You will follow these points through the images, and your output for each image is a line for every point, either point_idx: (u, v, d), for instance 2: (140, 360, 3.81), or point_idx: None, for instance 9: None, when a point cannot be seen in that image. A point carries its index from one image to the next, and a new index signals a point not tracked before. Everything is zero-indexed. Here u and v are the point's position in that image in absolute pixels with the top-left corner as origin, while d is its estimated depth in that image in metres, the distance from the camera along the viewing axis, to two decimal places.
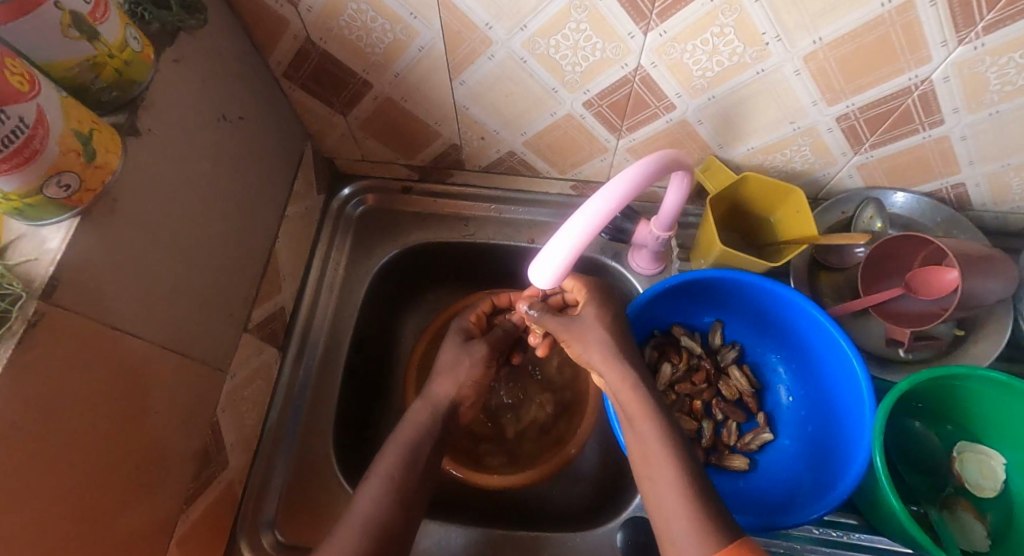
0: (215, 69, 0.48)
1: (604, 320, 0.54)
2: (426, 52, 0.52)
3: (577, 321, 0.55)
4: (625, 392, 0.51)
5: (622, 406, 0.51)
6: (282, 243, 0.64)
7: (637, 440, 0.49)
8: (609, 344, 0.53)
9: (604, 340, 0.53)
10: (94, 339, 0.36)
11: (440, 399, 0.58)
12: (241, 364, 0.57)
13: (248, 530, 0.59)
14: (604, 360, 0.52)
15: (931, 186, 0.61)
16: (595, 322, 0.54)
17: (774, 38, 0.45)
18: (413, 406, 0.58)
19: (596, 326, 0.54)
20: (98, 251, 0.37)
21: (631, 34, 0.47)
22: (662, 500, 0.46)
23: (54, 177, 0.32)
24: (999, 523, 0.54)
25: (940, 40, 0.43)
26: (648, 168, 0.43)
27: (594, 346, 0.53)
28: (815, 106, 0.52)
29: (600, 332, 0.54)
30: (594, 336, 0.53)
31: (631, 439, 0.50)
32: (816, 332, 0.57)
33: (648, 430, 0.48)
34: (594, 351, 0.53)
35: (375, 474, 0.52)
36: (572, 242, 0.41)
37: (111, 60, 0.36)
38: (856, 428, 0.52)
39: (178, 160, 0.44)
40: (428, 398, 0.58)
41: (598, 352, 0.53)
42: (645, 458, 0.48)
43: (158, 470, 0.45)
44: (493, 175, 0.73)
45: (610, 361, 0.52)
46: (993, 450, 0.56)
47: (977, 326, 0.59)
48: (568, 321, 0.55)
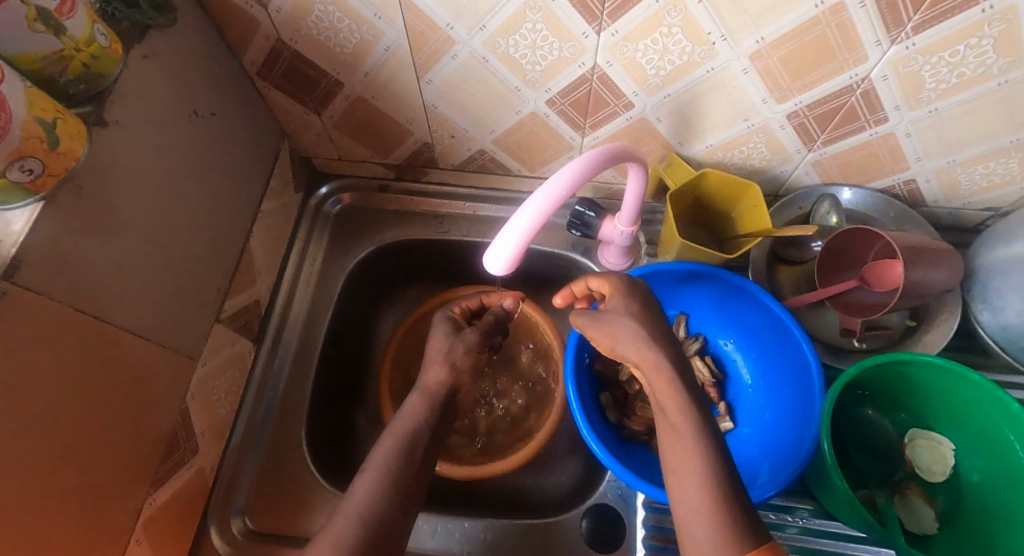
0: (187, 66, 0.50)
1: (633, 312, 0.54)
2: (393, 51, 0.54)
3: (605, 316, 0.54)
4: (659, 382, 0.49)
5: (654, 398, 0.49)
6: (256, 238, 0.65)
7: (667, 434, 0.47)
8: (641, 334, 0.52)
9: (634, 330, 0.52)
10: (58, 319, 0.38)
11: (434, 386, 0.59)
12: (212, 353, 0.58)
13: (219, 517, 0.60)
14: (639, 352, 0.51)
15: (884, 183, 0.64)
16: (624, 315, 0.54)
17: (719, 37, 0.47)
18: (412, 399, 0.58)
19: (624, 318, 0.53)
20: (64, 236, 0.38)
21: (585, 33, 0.49)
22: (683, 491, 0.43)
23: (17, 161, 0.33)
24: (948, 505, 0.56)
25: (875, 40, 0.45)
26: (598, 158, 0.45)
27: (626, 338, 0.52)
28: (765, 103, 0.54)
29: (628, 322, 0.53)
30: (623, 329, 0.52)
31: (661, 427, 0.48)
32: (772, 322, 0.59)
33: (677, 422, 0.46)
34: (625, 344, 0.52)
35: (371, 466, 0.50)
36: (524, 224, 0.43)
37: (77, 53, 0.38)
38: (808, 413, 0.54)
39: (147, 152, 0.46)
40: (423, 389, 0.59)
41: (629, 345, 0.52)
42: (669, 449, 0.45)
43: (125, 452, 0.46)
44: (466, 174, 0.75)
45: (641, 350, 0.51)
46: (942, 436, 0.58)
47: (929, 316, 0.61)
48: (595, 317, 0.54)
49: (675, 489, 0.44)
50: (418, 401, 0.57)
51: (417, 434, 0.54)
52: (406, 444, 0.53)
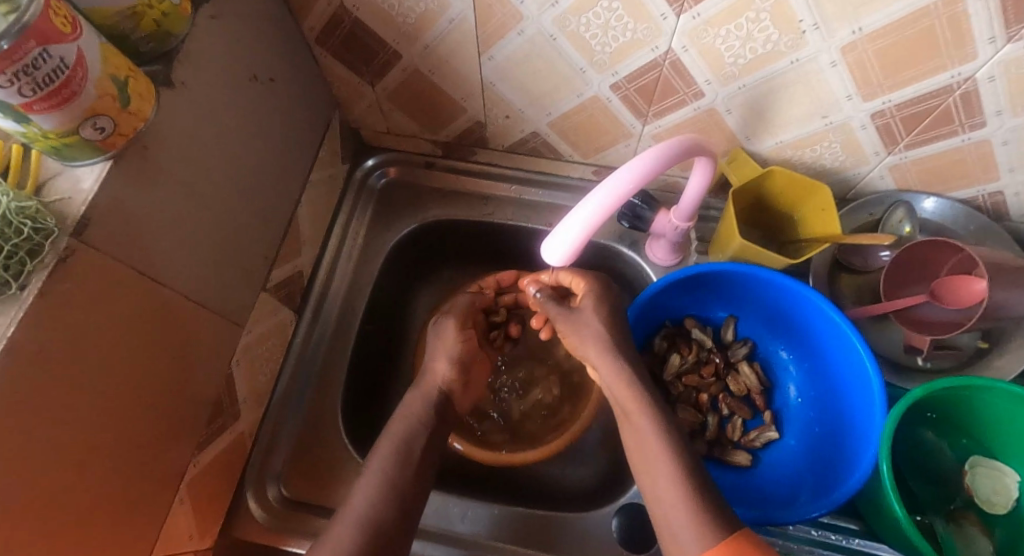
0: (250, 29, 0.49)
1: (600, 312, 0.53)
2: (456, 25, 0.53)
3: (572, 313, 0.54)
4: (618, 386, 0.50)
5: (618, 402, 0.50)
6: (304, 208, 0.65)
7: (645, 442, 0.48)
8: (605, 335, 0.52)
9: (596, 333, 0.52)
10: (120, 279, 0.38)
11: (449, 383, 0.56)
12: (257, 321, 0.58)
13: (255, 481, 0.61)
14: (601, 353, 0.51)
15: (967, 193, 0.59)
16: (592, 314, 0.53)
17: (811, 25, 0.44)
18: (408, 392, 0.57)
19: (590, 319, 0.53)
20: (129, 197, 0.38)
21: (664, 15, 0.46)
22: (662, 496, 0.45)
23: (90, 119, 0.33)
24: (1008, 539, 0.53)
25: (988, 36, 0.41)
26: (669, 150, 0.43)
27: (590, 338, 0.52)
28: (849, 100, 0.51)
29: (595, 324, 0.53)
30: (589, 330, 0.52)
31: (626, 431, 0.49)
32: (831, 333, 0.56)
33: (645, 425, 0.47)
34: (590, 345, 0.52)
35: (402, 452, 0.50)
36: (590, 215, 0.41)
37: (149, 10, 0.37)
38: (865, 431, 0.51)
39: (209, 116, 0.45)
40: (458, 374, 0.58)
41: (593, 346, 0.52)
42: (640, 453, 0.47)
43: (174, 414, 0.47)
44: (515, 155, 0.73)
45: (605, 352, 0.51)
46: (1008, 468, 0.54)
47: (1003, 339, 0.57)
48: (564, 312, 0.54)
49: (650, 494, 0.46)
50: (417, 401, 0.55)
51: (412, 439, 0.52)
52: (403, 447, 0.52)
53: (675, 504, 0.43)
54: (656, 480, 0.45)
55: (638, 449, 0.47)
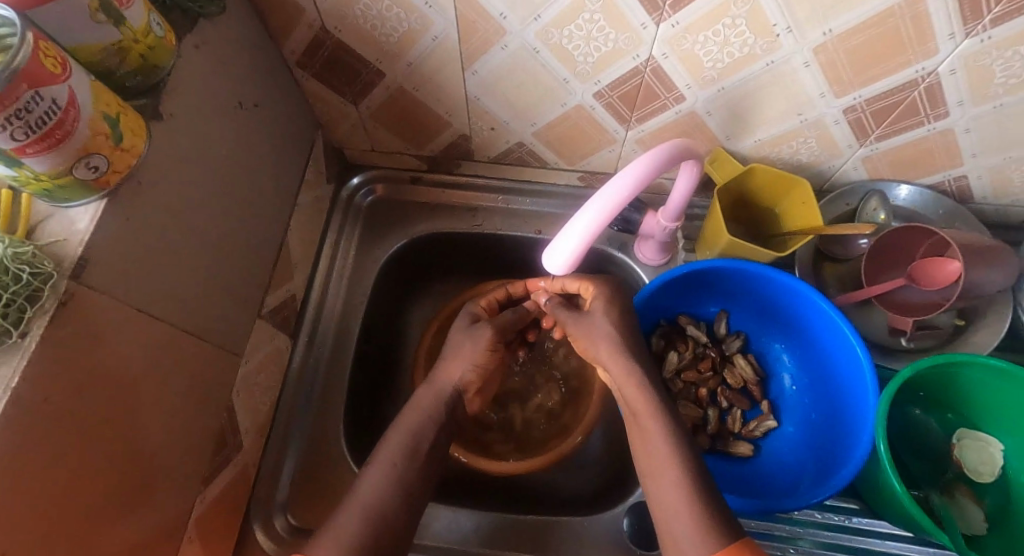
0: (232, 56, 0.49)
1: (610, 315, 0.55)
2: (440, 42, 0.53)
3: (583, 316, 0.56)
4: (629, 388, 0.51)
5: (626, 402, 0.51)
6: (293, 231, 0.64)
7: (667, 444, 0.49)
8: (613, 336, 0.54)
9: (608, 334, 0.54)
10: (120, 318, 0.37)
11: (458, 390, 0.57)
12: (254, 349, 0.57)
13: (261, 512, 0.60)
14: (611, 354, 0.53)
15: (934, 179, 0.62)
16: (602, 316, 0.56)
17: (785, 29, 0.46)
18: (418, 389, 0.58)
19: (600, 321, 0.55)
20: (124, 234, 0.37)
21: (644, 25, 0.47)
22: (667, 495, 0.45)
23: (83, 158, 0.32)
24: (997, 507, 0.56)
25: (948, 33, 0.44)
26: (660, 156, 0.44)
27: (600, 339, 0.54)
28: (823, 98, 0.53)
29: (604, 326, 0.54)
30: (599, 330, 0.54)
31: (633, 430, 0.50)
32: (821, 322, 0.58)
33: (655, 427, 0.48)
34: (600, 346, 0.54)
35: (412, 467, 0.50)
36: (588, 223, 0.42)
37: (136, 44, 0.36)
38: (860, 414, 0.54)
39: (197, 146, 0.45)
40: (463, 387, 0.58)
41: (604, 347, 0.54)
42: (648, 454, 0.47)
43: (177, 451, 0.46)
44: (501, 166, 0.74)
45: (615, 352, 0.53)
46: (992, 437, 0.57)
47: (978, 316, 0.60)
48: (575, 315, 0.57)
49: (654, 496, 0.46)
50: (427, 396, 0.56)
51: (422, 432, 0.53)
52: (412, 445, 0.52)
53: (688, 501, 0.44)
54: (668, 478, 0.45)
55: (646, 448, 0.48)
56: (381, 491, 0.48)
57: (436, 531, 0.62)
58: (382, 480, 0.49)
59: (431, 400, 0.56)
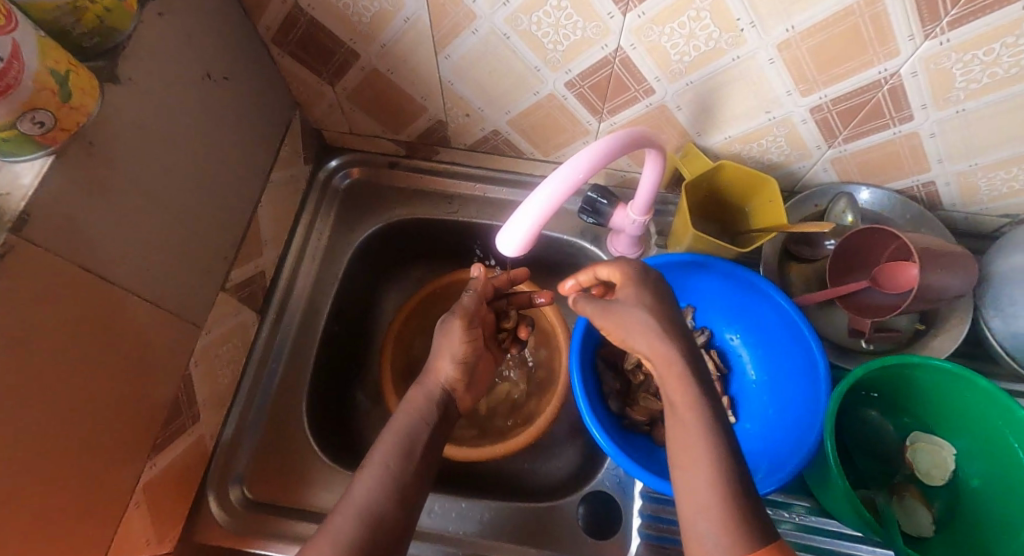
0: (202, 26, 0.49)
1: (644, 299, 0.48)
2: (412, 23, 0.53)
3: (615, 306, 0.48)
4: (670, 382, 0.43)
5: (666, 398, 0.44)
6: (264, 208, 0.65)
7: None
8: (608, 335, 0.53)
9: (647, 322, 0.46)
10: (65, 276, 0.37)
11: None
12: (217, 322, 0.58)
13: (218, 485, 0.60)
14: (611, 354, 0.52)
15: (903, 184, 0.63)
16: (636, 303, 0.48)
17: (748, 24, 0.46)
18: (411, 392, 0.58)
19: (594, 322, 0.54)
20: (73, 194, 0.38)
21: (611, 14, 0.48)
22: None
23: (29, 113, 0.33)
24: (945, 511, 0.57)
25: (908, 34, 0.44)
26: (617, 142, 0.44)
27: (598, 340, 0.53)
28: (789, 96, 0.53)
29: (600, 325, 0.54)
30: (635, 319, 0.46)
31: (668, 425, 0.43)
32: (779, 318, 0.59)
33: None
34: (599, 347, 0.53)
35: None
36: (541, 205, 0.42)
37: (91, 5, 0.37)
38: (811, 411, 0.54)
39: (159, 114, 0.45)
40: None
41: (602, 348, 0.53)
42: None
43: (127, 416, 0.46)
44: (478, 154, 0.74)
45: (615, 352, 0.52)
46: (944, 441, 0.58)
47: (938, 321, 0.61)
48: (603, 305, 0.48)
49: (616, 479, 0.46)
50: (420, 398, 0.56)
51: (415, 432, 0.53)
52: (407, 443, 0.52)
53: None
54: None
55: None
56: None
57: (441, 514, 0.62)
58: None
59: (423, 399, 0.56)
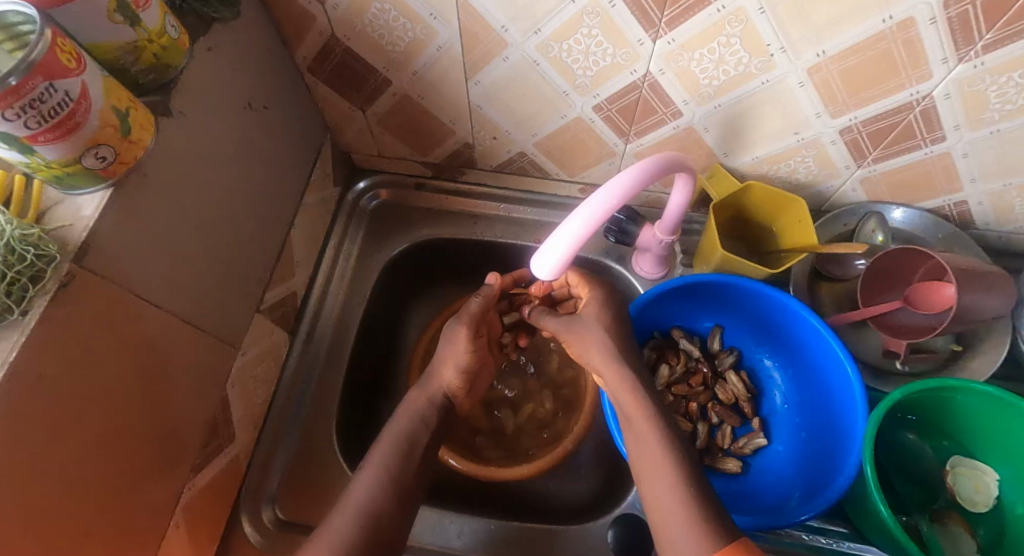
0: (245, 58, 0.51)
1: (603, 320, 0.55)
2: (444, 51, 0.55)
3: (576, 322, 0.56)
4: (625, 394, 0.51)
5: (621, 408, 0.51)
6: (297, 230, 0.66)
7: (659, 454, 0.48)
8: (608, 343, 0.53)
9: (601, 339, 0.54)
10: (118, 303, 0.39)
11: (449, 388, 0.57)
12: (252, 343, 0.59)
13: (250, 504, 0.61)
14: (603, 361, 0.53)
15: (934, 203, 0.62)
16: (596, 322, 0.55)
17: (778, 49, 0.47)
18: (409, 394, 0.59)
19: (595, 326, 0.55)
20: (128, 223, 0.39)
21: (641, 40, 0.49)
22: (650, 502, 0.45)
23: (92, 148, 0.34)
24: (990, 538, 0.55)
25: (941, 57, 0.44)
26: (650, 167, 0.45)
27: (593, 346, 0.54)
28: (819, 117, 0.53)
29: (601, 331, 0.54)
30: (593, 335, 0.54)
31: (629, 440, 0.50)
32: (812, 340, 0.58)
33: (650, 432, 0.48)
34: (592, 353, 0.54)
35: (396, 463, 0.51)
36: (576, 230, 0.43)
37: (149, 44, 0.39)
38: (849, 433, 0.53)
39: (205, 144, 0.47)
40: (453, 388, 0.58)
41: (596, 355, 0.53)
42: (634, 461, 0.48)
43: (170, 436, 0.47)
44: (504, 175, 0.75)
45: (609, 360, 0.52)
46: (986, 466, 0.57)
47: (975, 342, 0.60)
48: (566, 321, 0.57)
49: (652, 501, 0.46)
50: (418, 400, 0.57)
51: (415, 432, 0.54)
52: (405, 443, 0.53)
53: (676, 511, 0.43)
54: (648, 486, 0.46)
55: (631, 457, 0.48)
56: (365, 484, 0.49)
57: (424, 532, 0.62)
58: (366, 477, 0.50)
59: (424, 403, 0.57)
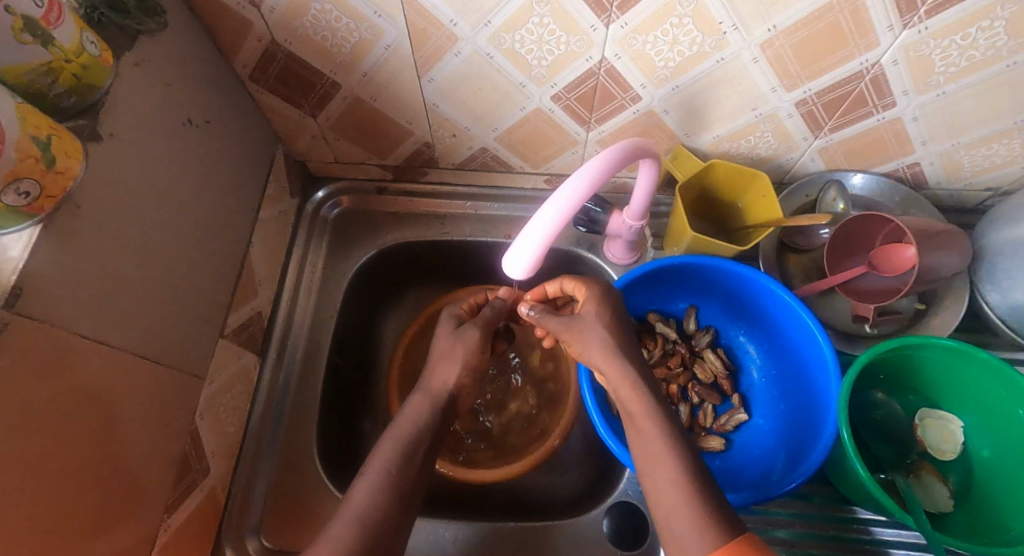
0: (179, 72, 0.48)
1: (596, 317, 0.54)
2: (393, 50, 0.53)
3: (569, 320, 0.54)
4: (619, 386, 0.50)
5: (622, 404, 0.51)
6: (256, 247, 0.63)
7: (648, 437, 0.47)
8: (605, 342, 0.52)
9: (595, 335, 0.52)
10: (64, 347, 0.36)
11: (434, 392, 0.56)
12: (218, 370, 0.56)
13: (233, 537, 0.58)
14: (603, 356, 0.52)
15: (889, 167, 0.64)
16: (590, 318, 0.54)
17: (730, 26, 0.46)
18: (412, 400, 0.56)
19: (591, 321, 0.53)
20: (64, 259, 0.36)
21: (594, 26, 0.47)
22: (655, 493, 0.45)
23: (12, 183, 0.31)
24: (962, 482, 0.57)
25: (887, 25, 0.45)
26: (612, 157, 0.44)
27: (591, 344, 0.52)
28: (774, 92, 0.53)
29: (592, 329, 0.53)
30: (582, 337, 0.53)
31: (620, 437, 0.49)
32: (783, 312, 0.59)
33: (648, 423, 0.48)
34: (591, 349, 0.52)
35: (379, 477, 0.49)
36: (544, 229, 0.43)
37: (67, 64, 0.36)
38: (824, 402, 0.54)
39: (142, 168, 0.44)
40: (431, 397, 0.56)
41: (596, 351, 0.52)
42: None
43: (138, 479, 0.45)
44: (467, 172, 0.74)
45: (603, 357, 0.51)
46: (950, 414, 0.59)
47: (937, 299, 0.62)
48: (560, 320, 0.55)
49: (652, 487, 0.46)
50: (421, 402, 0.55)
51: (415, 443, 0.52)
52: (405, 455, 0.51)
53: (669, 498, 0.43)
54: None
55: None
56: (354, 507, 0.47)
57: (416, 545, 0.61)
58: (351, 499, 0.48)
59: (420, 412, 0.55)
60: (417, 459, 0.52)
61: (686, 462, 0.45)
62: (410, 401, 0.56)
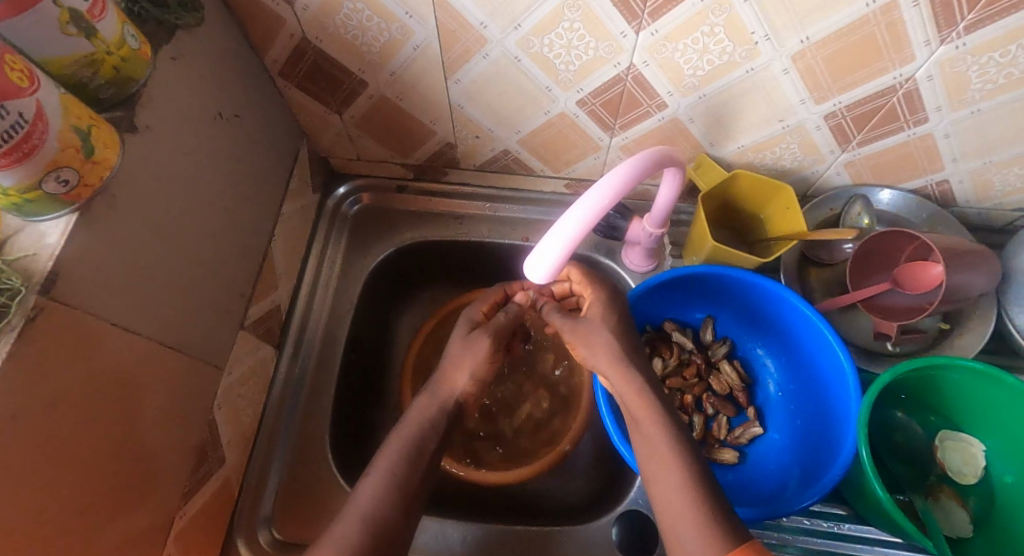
0: (212, 66, 0.49)
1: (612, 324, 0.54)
2: (422, 51, 0.53)
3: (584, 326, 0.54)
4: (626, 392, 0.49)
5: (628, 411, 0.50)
6: (278, 241, 0.64)
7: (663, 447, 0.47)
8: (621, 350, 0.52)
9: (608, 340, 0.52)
10: (94, 334, 0.37)
11: (449, 393, 0.56)
12: (237, 361, 0.57)
13: (245, 527, 0.59)
14: (609, 364, 0.51)
15: (917, 183, 0.63)
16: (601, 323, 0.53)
17: (763, 37, 0.46)
18: (418, 400, 0.56)
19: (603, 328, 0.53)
20: (97, 247, 0.37)
21: (623, 33, 0.47)
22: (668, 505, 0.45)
23: (52, 171, 0.32)
24: (981, 508, 0.56)
25: (924, 39, 0.44)
26: (637, 166, 0.44)
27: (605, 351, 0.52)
28: (803, 104, 0.53)
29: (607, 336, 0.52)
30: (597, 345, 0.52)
31: (633, 446, 0.49)
32: (804, 326, 0.58)
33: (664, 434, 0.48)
34: (597, 354, 0.52)
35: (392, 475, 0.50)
36: (567, 235, 0.42)
37: (108, 56, 0.37)
38: (842, 419, 0.53)
39: (174, 160, 0.44)
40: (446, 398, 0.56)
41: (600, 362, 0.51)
42: (638, 464, 0.47)
43: (158, 465, 0.45)
44: (487, 174, 0.74)
45: (615, 365, 0.51)
46: (973, 437, 0.57)
47: (962, 320, 0.61)
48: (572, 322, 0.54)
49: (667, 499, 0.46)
50: (430, 405, 0.55)
51: (428, 442, 0.52)
52: (418, 453, 0.51)
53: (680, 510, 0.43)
54: (653, 485, 0.45)
55: (639, 459, 0.47)
56: (366, 503, 0.47)
57: (423, 544, 0.61)
58: (363, 495, 0.48)
59: (434, 411, 0.56)
60: (430, 458, 0.52)
61: (699, 473, 0.45)
62: (417, 399, 0.56)
